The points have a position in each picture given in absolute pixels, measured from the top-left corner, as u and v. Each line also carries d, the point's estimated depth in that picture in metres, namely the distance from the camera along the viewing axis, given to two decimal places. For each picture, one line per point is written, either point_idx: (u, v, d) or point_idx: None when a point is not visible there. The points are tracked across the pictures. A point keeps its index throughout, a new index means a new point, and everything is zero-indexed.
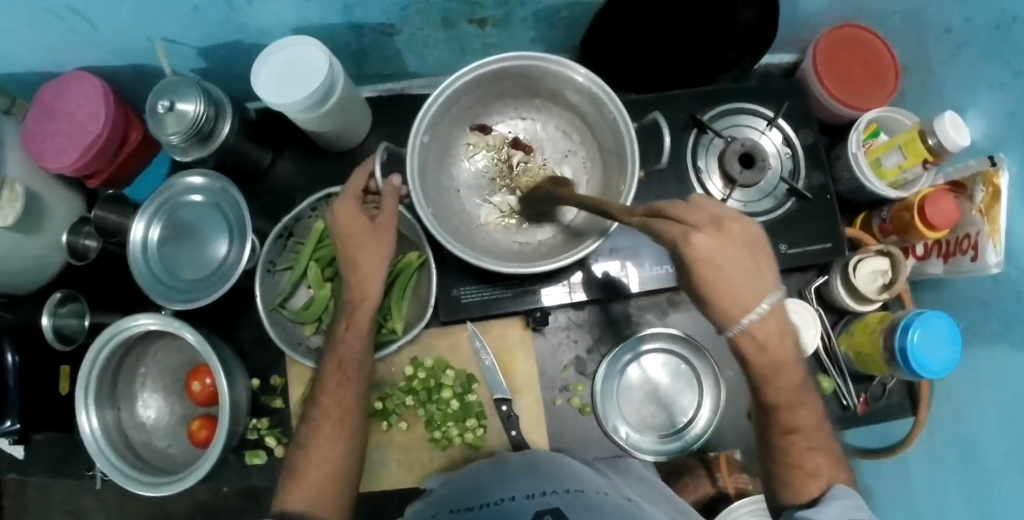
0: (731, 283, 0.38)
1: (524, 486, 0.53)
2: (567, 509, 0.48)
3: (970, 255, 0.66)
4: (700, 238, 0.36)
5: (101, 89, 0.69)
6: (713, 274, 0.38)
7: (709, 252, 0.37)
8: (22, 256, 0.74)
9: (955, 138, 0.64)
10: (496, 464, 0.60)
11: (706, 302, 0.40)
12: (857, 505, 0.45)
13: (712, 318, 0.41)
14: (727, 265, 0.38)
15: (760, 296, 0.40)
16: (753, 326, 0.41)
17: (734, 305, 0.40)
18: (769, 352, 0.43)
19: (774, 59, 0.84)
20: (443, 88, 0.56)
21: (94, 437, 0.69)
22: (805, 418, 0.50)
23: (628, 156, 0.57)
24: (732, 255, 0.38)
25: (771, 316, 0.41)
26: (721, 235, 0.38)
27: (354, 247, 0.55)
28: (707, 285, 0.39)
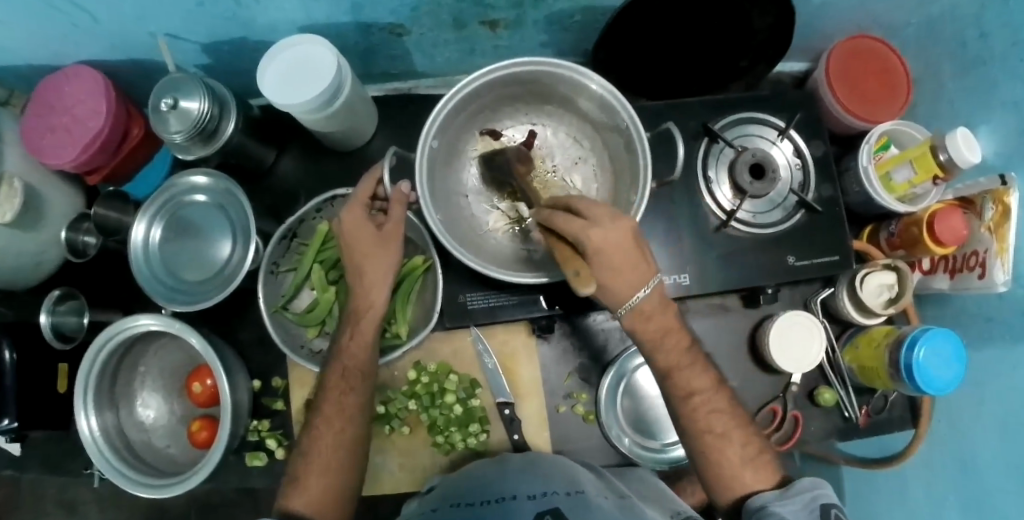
0: (623, 270, 0.44)
1: (525, 486, 0.52)
2: (567, 508, 0.47)
3: (977, 272, 0.65)
4: (596, 234, 0.42)
5: (101, 84, 0.68)
6: (606, 264, 0.44)
7: (603, 245, 0.42)
8: (19, 252, 0.73)
9: (967, 156, 0.63)
10: (497, 464, 0.60)
11: (600, 287, 0.46)
12: (823, 497, 0.45)
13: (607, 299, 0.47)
14: (618, 259, 0.44)
15: (643, 282, 0.46)
16: (638, 303, 0.47)
17: (621, 288, 0.46)
18: (655, 322, 0.50)
19: (787, 67, 0.84)
20: (454, 91, 0.55)
21: (93, 437, 0.68)
22: (697, 381, 0.52)
23: (641, 164, 0.56)
24: (624, 248, 0.43)
25: (650, 297, 0.47)
26: (616, 229, 0.43)
27: (361, 256, 0.55)
28: (596, 271, 0.44)
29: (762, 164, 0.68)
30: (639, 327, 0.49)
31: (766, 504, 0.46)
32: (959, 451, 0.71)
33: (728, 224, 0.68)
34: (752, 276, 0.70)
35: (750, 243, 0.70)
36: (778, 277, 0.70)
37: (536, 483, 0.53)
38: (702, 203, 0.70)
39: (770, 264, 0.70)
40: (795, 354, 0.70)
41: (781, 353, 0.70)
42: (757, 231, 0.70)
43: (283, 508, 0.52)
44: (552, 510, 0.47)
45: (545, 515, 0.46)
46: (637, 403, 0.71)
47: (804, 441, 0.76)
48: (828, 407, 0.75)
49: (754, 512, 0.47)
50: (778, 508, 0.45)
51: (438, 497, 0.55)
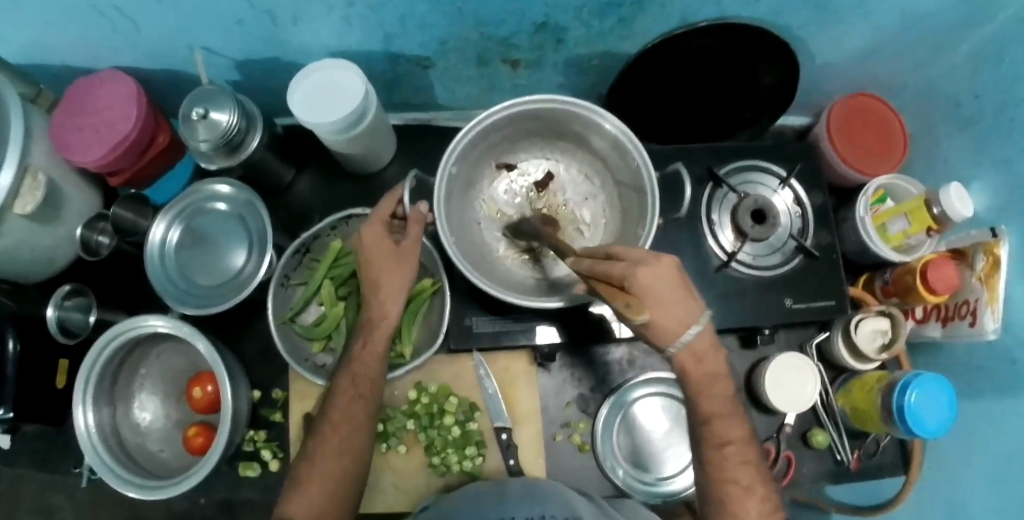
0: (669, 309, 0.44)
1: (523, 509, 0.55)
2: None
3: (967, 320, 0.68)
4: (644, 272, 0.42)
5: (134, 90, 0.71)
6: (655, 303, 0.43)
7: (651, 283, 0.42)
8: (34, 245, 0.74)
9: (959, 208, 0.67)
10: (497, 488, 0.60)
11: (650, 327, 0.45)
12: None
13: (657, 338, 0.47)
14: (666, 295, 0.43)
15: (691, 319, 0.46)
16: (688, 341, 0.47)
17: (670, 327, 0.45)
18: (706, 364, 0.49)
19: (789, 121, 0.88)
20: (473, 124, 0.58)
21: (88, 433, 0.69)
22: (723, 416, 0.51)
23: (649, 203, 0.58)
24: (669, 285, 0.43)
25: (701, 335, 0.47)
26: (661, 265, 0.43)
27: (378, 270, 0.57)
28: (648, 310, 0.43)
29: (763, 210, 0.71)
30: (691, 369, 0.49)
31: None
32: (953, 505, 0.71)
33: (729, 264, 0.70)
34: (751, 317, 0.72)
35: (751, 285, 0.72)
36: (775, 319, 0.72)
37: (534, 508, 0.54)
38: (705, 244, 0.72)
39: (768, 306, 0.72)
40: (790, 394, 0.71)
41: (777, 392, 0.71)
42: (757, 273, 0.72)
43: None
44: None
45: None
46: (632, 435, 0.72)
47: (795, 482, 0.76)
48: (821, 449, 0.76)
49: None
50: None
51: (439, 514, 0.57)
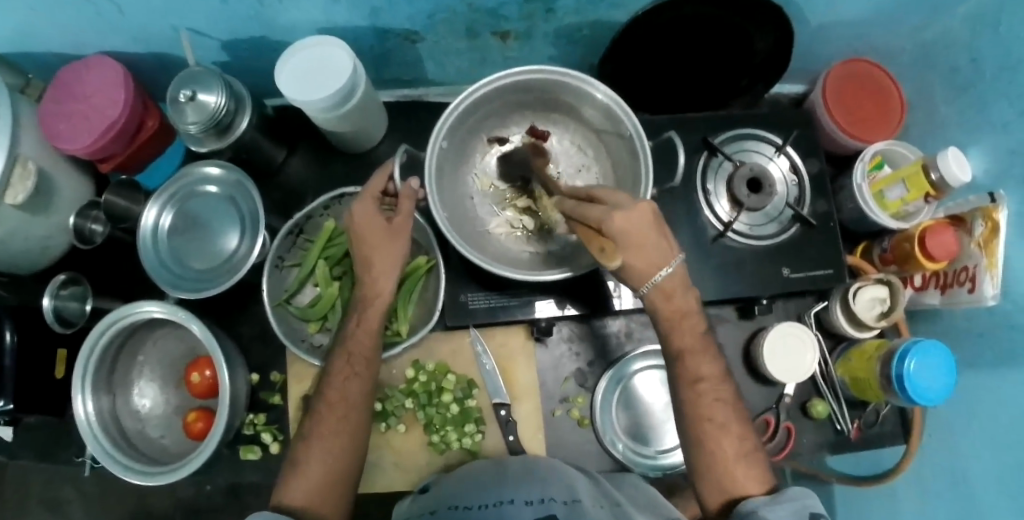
0: (645, 251, 0.46)
1: (524, 490, 0.52)
2: (565, 519, 0.47)
3: (967, 287, 0.67)
4: (619, 217, 0.44)
5: (122, 75, 0.70)
6: (630, 246, 0.45)
7: (627, 228, 0.44)
8: (27, 236, 0.74)
9: (958, 174, 0.65)
10: (497, 467, 0.59)
11: (624, 269, 0.48)
12: (811, 506, 0.45)
13: (630, 278, 0.49)
14: (639, 239, 0.45)
15: (666, 262, 0.48)
16: (662, 281, 0.49)
17: (645, 269, 0.47)
18: (676, 301, 0.51)
19: (784, 89, 0.87)
20: (462, 97, 0.57)
21: (88, 421, 0.69)
22: (707, 368, 0.53)
23: (642, 172, 0.57)
24: (646, 230, 0.45)
25: (673, 275, 0.49)
26: (637, 211, 0.45)
27: (370, 247, 0.57)
28: (620, 251, 0.45)
29: (759, 178, 0.70)
30: (662, 305, 0.51)
31: (757, 508, 0.46)
32: (953, 470, 0.71)
33: (724, 234, 0.70)
34: (748, 286, 0.71)
35: (748, 254, 0.72)
36: (773, 288, 0.72)
37: (533, 487, 0.53)
38: (701, 214, 0.72)
39: (765, 276, 0.72)
40: (789, 363, 0.71)
41: (776, 362, 0.71)
42: (754, 242, 0.72)
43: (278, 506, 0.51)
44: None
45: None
46: (631, 409, 0.72)
47: (795, 452, 0.76)
48: (821, 419, 0.76)
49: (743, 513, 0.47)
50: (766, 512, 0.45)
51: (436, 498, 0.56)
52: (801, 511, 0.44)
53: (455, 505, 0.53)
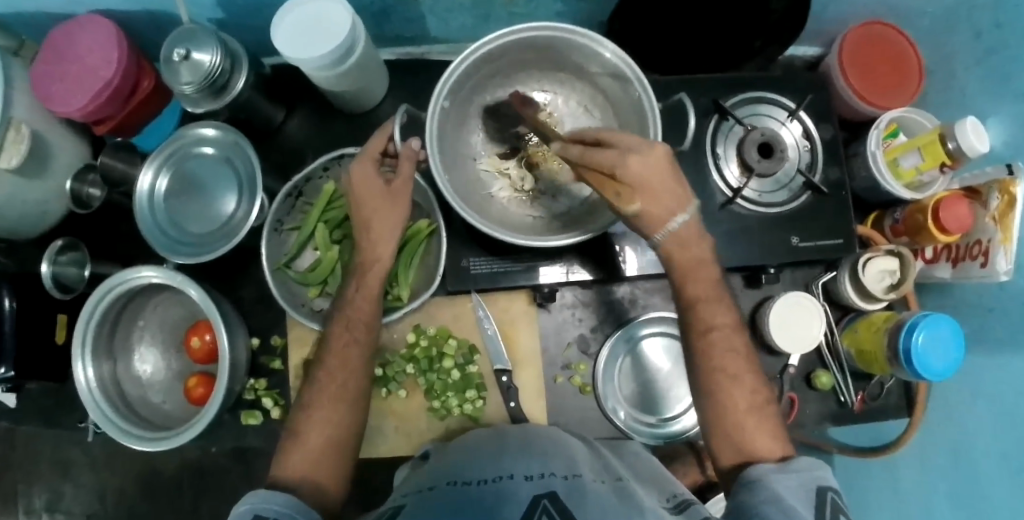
0: (660, 195, 0.46)
1: (523, 466, 0.45)
2: (567, 495, 0.40)
3: (979, 261, 0.65)
4: (635, 160, 0.44)
5: (115, 34, 0.67)
6: (646, 191, 0.45)
7: (643, 173, 0.44)
8: (23, 201, 0.72)
9: (976, 144, 0.63)
10: (496, 435, 0.55)
11: (640, 216, 0.47)
12: (820, 478, 0.43)
13: (644, 228, 0.49)
14: (656, 183, 0.45)
15: (680, 210, 0.47)
16: (677, 229, 0.49)
17: (658, 215, 0.47)
18: (691, 251, 0.51)
19: (798, 51, 0.84)
20: (465, 55, 0.55)
21: (89, 387, 0.68)
22: (729, 337, 0.52)
23: (651, 133, 0.55)
24: (661, 172, 0.45)
25: (689, 224, 0.49)
26: (653, 155, 0.45)
27: (369, 211, 0.55)
28: (635, 195, 0.45)
29: (770, 143, 0.68)
30: (677, 255, 0.51)
31: (762, 476, 0.45)
32: (957, 442, 0.70)
33: (734, 201, 0.68)
34: (756, 255, 0.70)
35: (757, 222, 0.70)
36: (781, 257, 0.70)
37: (534, 463, 0.46)
38: (709, 179, 0.70)
39: (775, 244, 0.70)
40: (796, 333, 0.70)
41: (784, 331, 0.70)
42: (763, 210, 0.70)
43: (274, 476, 0.50)
44: (551, 495, 0.40)
45: (541, 500, 0.39)
46: (634, 377, 0.72)
47: (799, 423, 0.76)
48: (825, 390, 0.76)
49: (748, 481, 0.46)
50: (771, 481, 0.44)
51: (427, 476, 0.49)
52: (809, 482, 0.43)
53: (453, 480, 0.45)
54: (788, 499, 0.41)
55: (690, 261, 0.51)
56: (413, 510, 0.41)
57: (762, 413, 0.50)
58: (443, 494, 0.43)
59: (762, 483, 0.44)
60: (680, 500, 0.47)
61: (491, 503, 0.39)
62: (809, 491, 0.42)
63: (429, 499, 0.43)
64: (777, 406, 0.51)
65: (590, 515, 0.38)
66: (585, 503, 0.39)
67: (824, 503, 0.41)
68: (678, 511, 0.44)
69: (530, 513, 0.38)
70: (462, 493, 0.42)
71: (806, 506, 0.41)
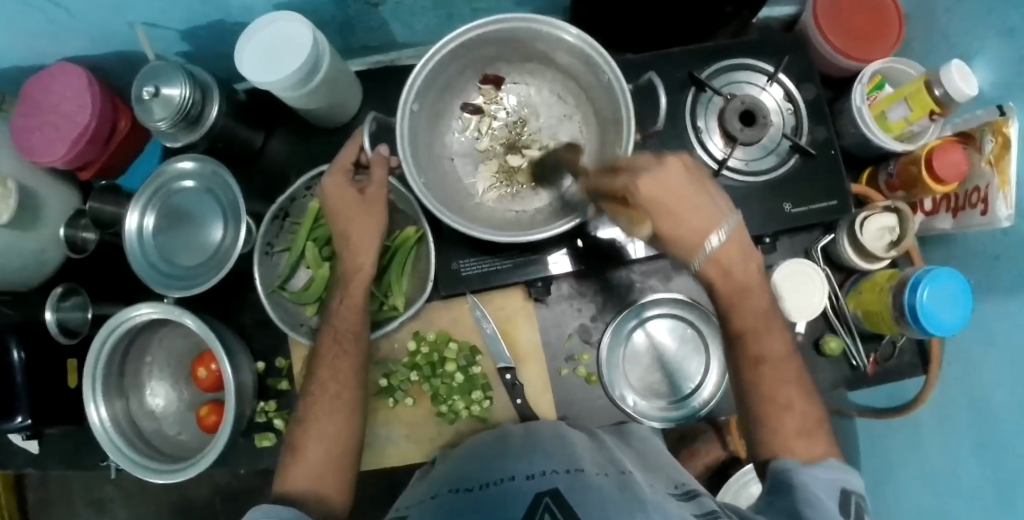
0: (684, 212, 0.44)
1: (525, 465, 0.45)
2: (569, 491, 0.39)
3: (979, 209, 0.64)
4: (644, 181, 0.43)
5: (86, 79, 0.68)
6: (661, 209, 0.44)
7: (655, 190, 0.43)
8: (20, 253, 0.73)
9: (963, 88, 0.61)
10: (498, 437, 0.55)
11: (665, 236, 0.46)
12: (846, 481, 0.43)
13: (679, 251, 0.47)
14: (676, 201, 0.43)
15: (716, 225, 0.45)
16: (716, 249, 0.46)
17: (689, 237, 0.45)
18: (737, 278, 0.47)
19: (773, 12, 0.81)
20: (427, 58, 0.55)
21: (103, 428, 0.69)
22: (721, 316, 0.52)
23: (623, 114, 0.55)
24: (677, 188, 0.43)
25: (730, 242, 0.46)
26: (665, 172, 0.43)
27: (346, 222, 0.58)
28: (656, 217, 0.44)
29: (752, 110, 0.67)
30: (720, 281, 0.48)
31: (790, 469, 0.44)
32: (971, 393, 0.69)
33: (719, 173, 0.67)
34: (749, 226, 0.69)
35: (744, 192, 0.69)
36: (775, 225, 0.69)
37: (536, 461, 0.45)
38: (693, 154, 0.69)
39: (766, 213, 0.69)
40: (798, 301, 0.69)
41: (787, 301, 0.69)
42: (749, 179, 0.69)
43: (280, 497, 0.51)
44: (554, 492, 0.39)
45: (543, 498, 0.39)
46: (640, 361, 0.71)
47: (812, 390, 0.75)
48: (835, 355, 0.74)
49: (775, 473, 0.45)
50: (799, 475, 0.43)
51: (433, 484, 0.49)
52: (836, 482, 0.42)
53: (457, 486, 0.45)
54: (815, 498, 0.41)
55: (736, 288, 0.48)
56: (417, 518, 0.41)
57: (769, 390, 0.49)
58: (450, 500, 0.43)
59: (790, 475, 0.44)
60: (687, 489, 0.47)
61: (491, 506, 0.39)
62: (834, 491, 0.42)
63: (433, 506, 0.43)
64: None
65: (591, 510, 0.37)
66: (586, 499, 0.39)
67: (849, 506, 0.41)
68: (685, 499, 0.44)
69: (531, 513, 0.38)
70: (464, 499, 0.42)
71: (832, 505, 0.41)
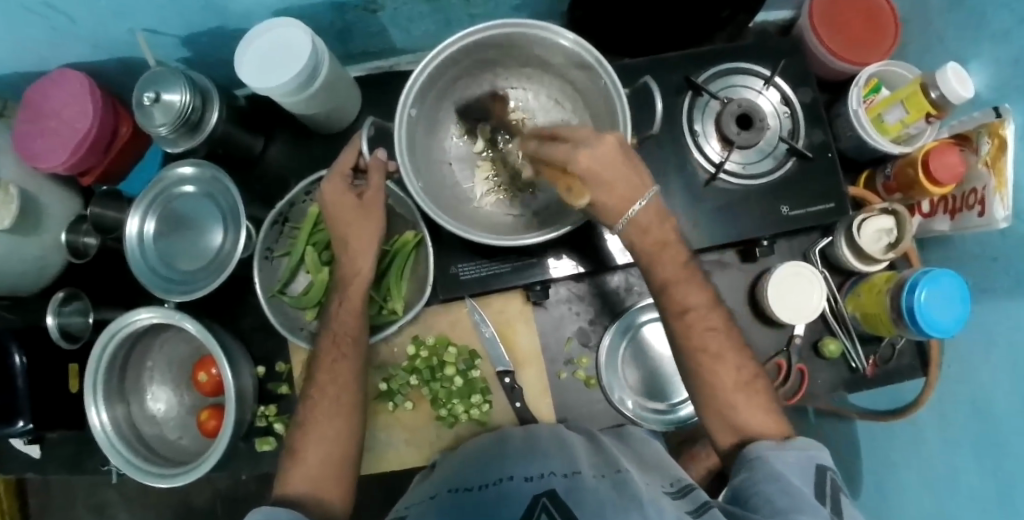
0: (614, 184, 0.46)
1: (524, 466, 0.45)
2: (567, 493, 0.40)
3: (977, 210, 0.64)
4: (583, 154, 0.45)
5: (87, 86, 0.69)
6: (598, 182, 0.46)
7: (593, 164, 0.45)
8: (21, 258, 0.74)
9: (959, 90, 0.61)
10: (496, 439, 0.56)
11: (595, 205, 0.48)
12: (817, 457, 0.45)
13: (603, 215, 0.50)
14: (611, 174, 0.46)
15: (638, 196, 0.48)
16: (637, 215, 0.49)
17: (616, 203, 0.48)
18: (654, 234, 0.51)
19: (770, 17, 0.82)
20: (424, 63, 0.55)
21: (104, 432, 0.69)
22: (718, 318, 0.53)
23: (620, 118, 0.55)
24: (613, 162, 0.46)
25: (648, 209, 0.49)
26: (602, 145, 0.45)
27: (344, 225, 0.58)
28: (590, 188, 0.46)
29: (749, 114, 0.67)
30: (638, 241, 0.51)
31: (763, 454, 0.46)
32: (970, 394, 0.69)
33: (716, 176, 0.68)
34: (746, 228, 0.69)
35: (741, 195, 0.70)
36: (773, 227, 0.70)
37: (535, 464, 0.46)
38: (690, 157, 0.69)
39: (764, 216, 0.69)
40: (795, 303, 0.69)
41: (782, 303, 0.69)
42: (747, 182, 0.69)
43: (280, 499, 0.52)
44: (551, 494, 0.40)
45: (541, 499, 0.39)
46: (640, 364, 0.71)
47: (812, 393, 0.75)
48: (834, 357, 0.74)
49: (748, 461, 0.47)
50: (773, 459, 0.45)
51: (432, 485, 0.49)
52: (808, 462, 0.44)
53: (457, 487, 0.46)
54: (791, 478, 0.43)
55: (654, 245, 0.51)
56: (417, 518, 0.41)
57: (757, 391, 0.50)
58: (449, 500, 0.43)
59: (764, 461, 0.45)
60: (682, 485, 0.47)
61: (490, 506, 0.40)
62: (809, 470, 0.44)
63: (433, 506, 0.43)
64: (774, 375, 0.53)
65: (589, 510, 0.38)
66: (584, 500, 0.39)
67: (823, 483, 0.43)
68: (679, 497, 0.44)
69: (530, 514, 0.38)
70: (463, 499, 0.42)
71: (808, 484, 0.43)
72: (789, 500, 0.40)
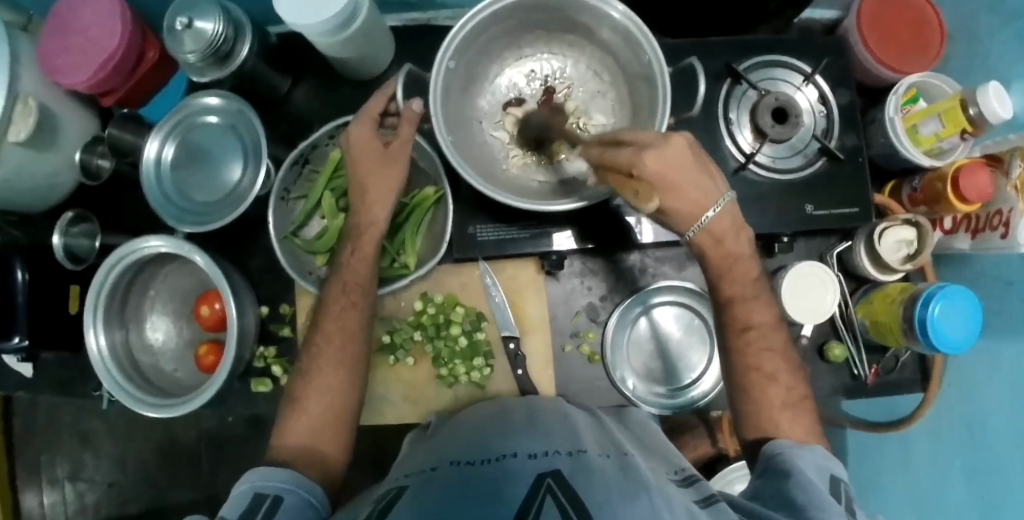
0: (688, 188, 0.44)
1: (525, 444, 0.44)
2: (571, 475, 0.39)
3: (999, 232, 0.63)
4: (650, 156, 0.42)
5: (118, 5, 0.68)
6: (667, 187, 0.44)
7: (661, 167, 0.42)
8: (34, 174, 0.73)
9: (998, 111, 0.60)
10: (501, 412, 0.55)
11: (664, 210, 0.46)
12: (834, 470, 0.45)
13: (674, 223, 0.48)
14: (679, 177, 0.43)
15: (712, 201, 0.46)
16: (708, 224, 0.48)
17: (688, 210, 0.46)
18: (726, 245, 0.50)
19: (816, 14, 0.80)
20: (469, 16, 0.54)
21: (101, 355, 0.69)
22: (733, 311, 0.53)
23: (659, 94, 0.54)
24: (681, 163, 0.43)
25: (722, 216, 0.48)
26: (670, 148, 0.43)
27: (365, 172, 0.58)
28: (658, 189, 0.44)
29: (785, 108, 0.66)
30: (712, 251, 0.50)
31: (783, 452, 0.46)
32: (968, 417, 0.69)
33: (746, 166, 0.67)
34: (769, 224, 0.69)
35: (768, 189, 0.69)
36: (794, 225, 0.69)
37: (537, 441, 0.45)
38: (722, 146, 0.69)
39: (787, 212, 0.69)
40: (807, 302, 0.68)
41: (794, 302, 0.68)
42: (777, 176, 0.69)
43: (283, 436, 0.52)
44: (555, 474, 0.39)
45: (545, 480, 0.38)
46: (645, 345, 0.71)
47: (811, 396, 0.75)
48: (837, 362, 0.74)
49: (768, 459, 0.47)
50: (792, 457, 0.45)
51: (431, 457, 0.48)
52: (824, 469, 0.44)
53: (457, 460, 0.45)
54: (806, 475, 0.42)
55: (725, 258, 0.51)
56: (417, 487, 0.41)
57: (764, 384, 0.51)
58: (449, 475, 0.42)
59: (785, 457, 0.45)
60: (687, 474, 0.47)
61: (491, 483, 0.38)
62: (824, 475, 0.44)
63: (433, 479, 0.42)
64: (783, 368, 0.53)
65: (593, 491, 0.37)
66: (587, 481, 0.38)
67: (837, 491, 0.42)
68: (685, 485, 0.44)
69: (535, 493, 0.37)
70: (464, 475, 0.41)
71: (822, 485, 0.42)
72: (805, 497, 0.40)
